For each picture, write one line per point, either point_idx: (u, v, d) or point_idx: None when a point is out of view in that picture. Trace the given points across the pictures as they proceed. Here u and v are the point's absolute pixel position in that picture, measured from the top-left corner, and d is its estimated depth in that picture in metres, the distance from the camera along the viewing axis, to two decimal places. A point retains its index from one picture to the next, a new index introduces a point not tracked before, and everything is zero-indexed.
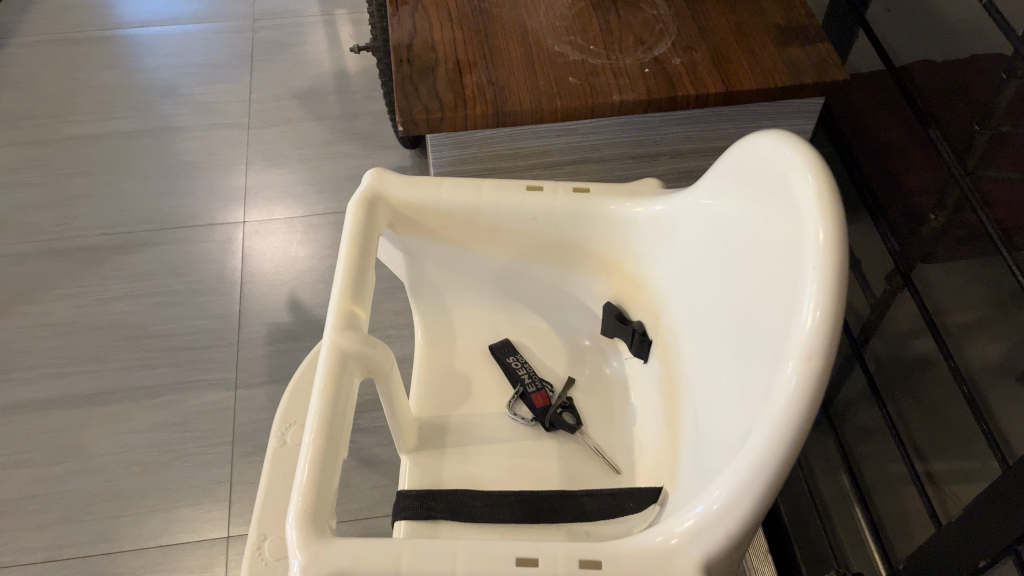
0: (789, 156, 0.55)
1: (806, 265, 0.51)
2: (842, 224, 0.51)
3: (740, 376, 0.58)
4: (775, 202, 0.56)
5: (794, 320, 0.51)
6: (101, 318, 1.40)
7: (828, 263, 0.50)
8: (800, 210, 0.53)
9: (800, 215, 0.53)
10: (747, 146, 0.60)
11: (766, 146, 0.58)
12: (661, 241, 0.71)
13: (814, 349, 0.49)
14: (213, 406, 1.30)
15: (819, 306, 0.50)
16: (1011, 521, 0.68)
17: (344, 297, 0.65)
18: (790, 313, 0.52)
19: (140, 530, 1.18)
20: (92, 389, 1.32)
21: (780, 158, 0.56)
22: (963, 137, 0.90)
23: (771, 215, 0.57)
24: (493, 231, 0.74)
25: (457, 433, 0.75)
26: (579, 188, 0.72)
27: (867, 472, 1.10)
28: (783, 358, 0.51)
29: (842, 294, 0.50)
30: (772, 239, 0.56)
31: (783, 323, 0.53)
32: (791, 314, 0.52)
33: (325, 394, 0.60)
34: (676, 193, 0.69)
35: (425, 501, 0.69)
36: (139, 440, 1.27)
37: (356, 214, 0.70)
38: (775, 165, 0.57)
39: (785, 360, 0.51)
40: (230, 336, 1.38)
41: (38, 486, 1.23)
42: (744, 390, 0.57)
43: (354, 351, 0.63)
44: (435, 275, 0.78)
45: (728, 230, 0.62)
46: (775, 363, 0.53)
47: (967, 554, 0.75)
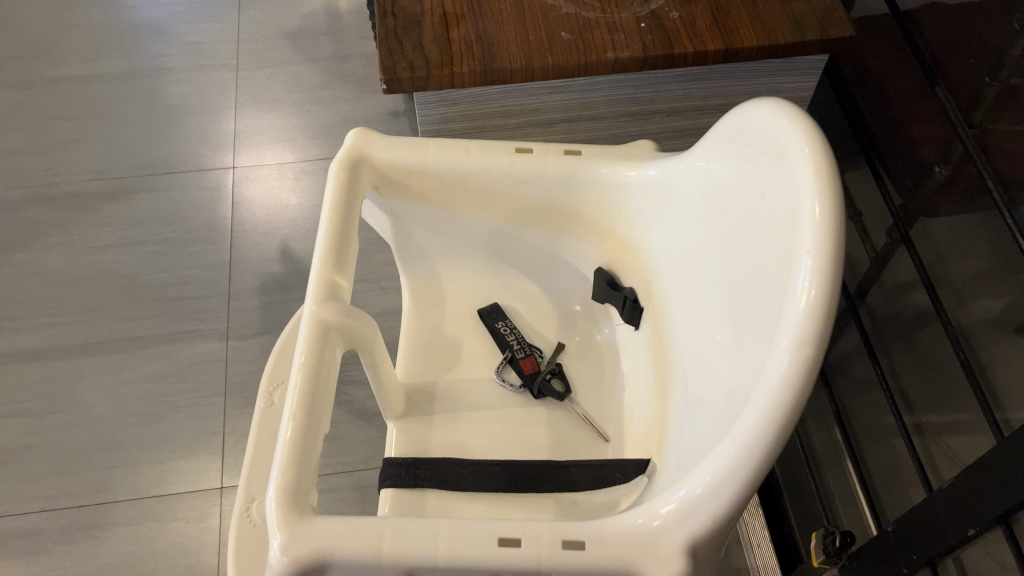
0: (789, 130, 0.53)
1: (800, 246, 0.49)
2: (838, 203, 0.49)
3: (731, 355, 0.56)
4: (772, 177, 0.54)
5: (786, 302, 0.49)
6: (91, 267, 1.38)
7: (824, 243, 0.48)
8: (796, 188, 0.51)
9: (796, 192, 0.51)
10: (746, 118, 0.57)
11: (767, 120, 0.55)
12: (656, 207, 0.68)
13: (806, 332, 0.47)
14: (206, 356, 1.29)
15: (812, 289, 0.48)
16: (1002, 493, 0.67)
17: (326, 266, 0.63)
18: (783, 293, 0.50)
19: (136, 481, 1.20)
20: (83, 340, 1.31)
21: (779, 132, 0.54)
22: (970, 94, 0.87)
23: (766, 191, 0.54)
24: (482, 195, 0.71)
25: (446, 398, 0.74)
26: (571, 151, 0.70)
27: (857, 423, 1.10)
28: (776, 340, 0.49)
29: (838, 274, 0.48)
30: (767, 216, 0.54)
31: (777, 303, 0.51)
32: (784, 295, 0.50)
33: (305, 369, 0.59)
34: (672, 157, 0.66)
35: (411, 470, 0.69)
36: (131, 391, 1.27)
37: (339, 177, 0.67)
38: (774, 140, 0.54)
39: (776, 343, 0.49)
40: (221, 286, 1.36)
41: (33, 436, 1.23)
42: (735, 367, 0.55)
43: (336, 322, 0.61)
44: (424, 239, 0.76)
45: (723, 202, 0.60)
46: (767, 344, 0.51)
47: (959, 523, 0.74)
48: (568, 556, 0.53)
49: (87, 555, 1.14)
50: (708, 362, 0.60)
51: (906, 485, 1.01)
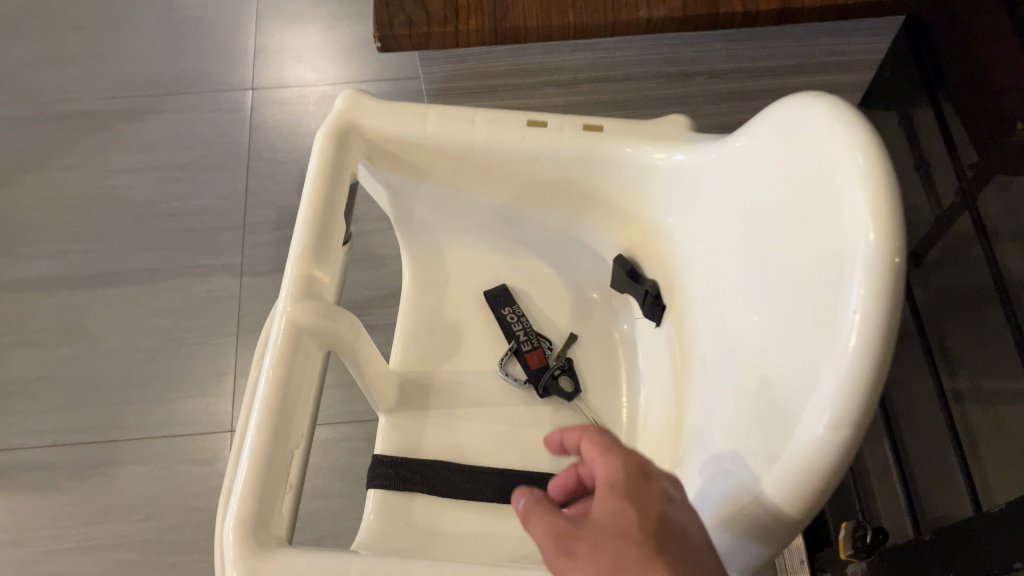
0: (851, 148, 0.44)
1: (847, 300, 0.41)
2: (900, 247, 0.40)
3: (750, 394, 0.49)
4: (820, 199, 0.45)
5: (823, 363, 0.41)
6: (103, 193, 1.33)
7: (878, 299, 0.40)
8: (849, 223, 0.42)
9: (849, 229, 0.42)
10: (799, 120, 0.48)
11: (825, 128, 0.46)
12: (682, 198, 0.59)
13: (845, 403, 0.40)
14: (219, 293, 1.25)
15: (858, 352, 0.40)
16: None
17: (304, 256, 0.56)
18: (823, 340, 0.42)
19: (145, 419, 1.17)
20: (94, 270, 1.27)
21: (839, 147, 0.44)
22: None
23: (811, 215, 0.46)
24: (488, 171, 0.63)
25: (443, 391, 0.67)
26: (590, 125, 0.60)
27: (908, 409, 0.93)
28: (812, 397, 0.42)
29: (891, 336, 0.40)
30: (808, 244, 0.45)
31: (813, 350, 0.43)
32: (824, 343, 0.42)
33: (275, 378, 0.52)
34: (705, 143, 0.57)
35: (402, 473, 0.64)
36: (143, 326, 1.23)
37: (325, 149, 0.59)
38: (830, 157, 0.45)
39: (808, 407, 0.42)
40: (236, 219, 1.30)
41: (44, 368, 1.21)
42: (756, 411, 0.48)
43: (311, 325, 0.54)
44: (425, 214, 0.68)
45: (758, 211, 0.51)
46: (797, 396, 0.43)
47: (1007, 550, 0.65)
48: None
49: (96, 493, 1.13)
50: (725, 391, 0.53)
51: (948, 465, 0.85)
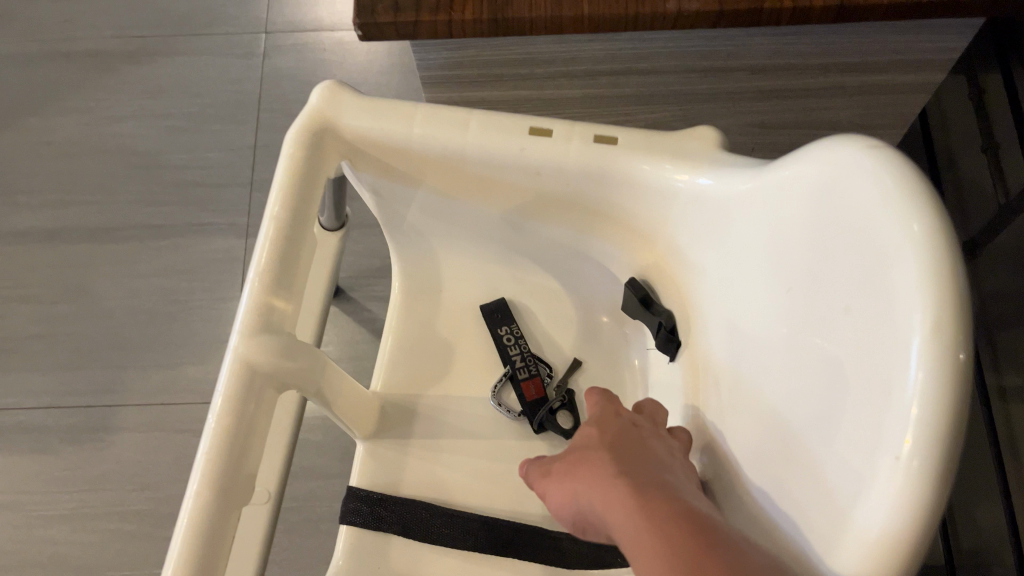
0: (905, 213, 0.35)
1: (895, 391, 0.32)
2: (965, 353, 0.31)
3: (777, 490, 0.41)
4: (866, 276, 0.36)
5: (860, 494, 0.33)
6: (107, 141, 1.26)
7: (935, 425, 0.31)
8: (899, 321, 0.33)
9: (898, 322, 0.33)
10: (852, 169, 0.38)
11: (882, 187, 0.36)
12: (705, 228, 0.50)
13: (892, 546, 0.32)
14: (224, 254, 1.19)
15: (906, 492, 0.31)
16: None
17: (263, 284, 0.49)
18: (868, 442, 0.34)
19: (144, 385, 1.13)
20: (96, 223, 1.22)
21: (896, 216, 0.35)
22: None
23: (853, 293, 0.37)
24: (483, 181, 0.55)
25: (430, 419, 0.61)
26: (603, 137, 0.51)
27: None
28: (856, 512, 0.33)
29: (950, 469, 0.31)
30: (847, 330, 0.37)
31: (855, 453, 0.34)
32: (870, 445, 0.33)
33: (221, 430, 0.46)
34: (735, 170, 0.48)
35: (378, 511, 0.57)
36: (144, 286, 1.18)
37: (293, 155, 0.52)
38: (882, 224, 0.35)
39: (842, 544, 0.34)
40: (243, 175, 1.23)
41: (42, 326, 1.16)
42: (787, 512, 0.39)
43: (267, 366, 0.47)
44: (416, 220, 0.60)
45: (791, 266, 0.42)
46: (837, 508, 0.35)
47: None
48: None
49: (92, 460, 1.10)
50: (749, 473, 0.45)
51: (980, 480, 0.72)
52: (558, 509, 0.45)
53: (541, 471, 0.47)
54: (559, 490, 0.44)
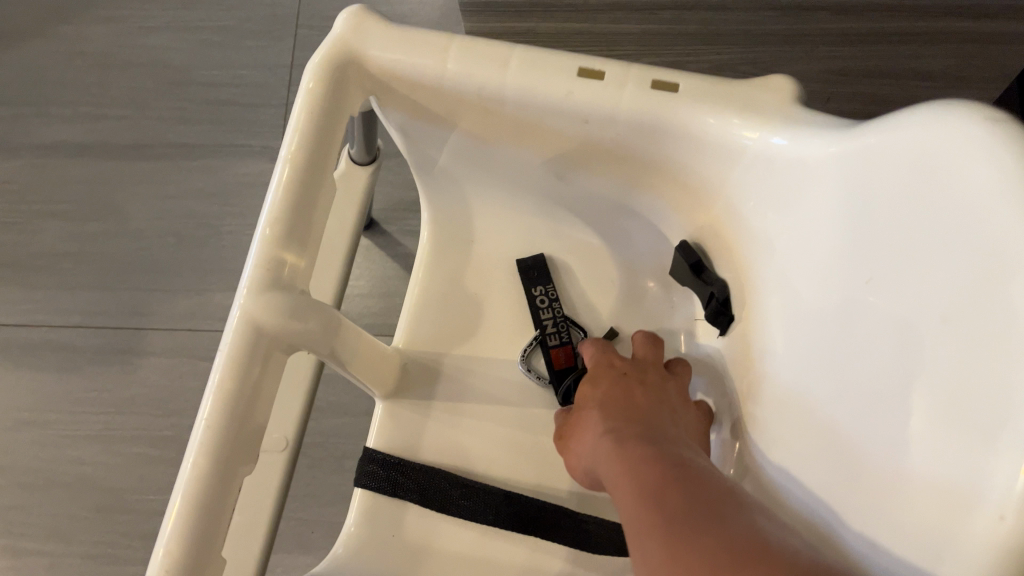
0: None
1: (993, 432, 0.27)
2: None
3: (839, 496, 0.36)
4: (970, 282, 0.30)
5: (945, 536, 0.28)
6: (141, 53, 1.22)
7: None
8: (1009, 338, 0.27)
9: (1006, 346, 0.27)
10: (958, 144, 0.32)
11: (999, 169, 0.30)
12: (771, 194, 0.44)
13: None
14: (256, 178, 1.15)
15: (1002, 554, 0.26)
16: None
17: (272, 236, 0.44)
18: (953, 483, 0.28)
19: (173, 310, 1.11)
20: (128, 139, 1.18)
21: (1016, 207, 0.29)
22: None
23: (950, 294, 0.31)
24: (525, 127, 0.49)
25: (454, 380, 0.57)
26: (662, 83, 0.45)
27: None
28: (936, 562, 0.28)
29: None
30: (936, 336, 0.31)
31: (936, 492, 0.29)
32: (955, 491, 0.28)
33: (222, 391, 0.42)
34: (815, 130, 0.41)
35: (393, 476, 0.54)
36: (174, 208, 1.15)
37: (313, 90, 0.46)
38: (995, 215, 0.29)
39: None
40: (279, 96, 1.18)
41: (72, 243, 1.14)
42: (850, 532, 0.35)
43: (274, 326, 0.43)
44: (449, 164, 0.55)
45: (874, 251, 0.36)
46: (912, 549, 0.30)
47: None
48: None
49: (119, 382, 1.09)
50: (805, 472, 0.40)
51: None
52: (572, 464, 0.49)
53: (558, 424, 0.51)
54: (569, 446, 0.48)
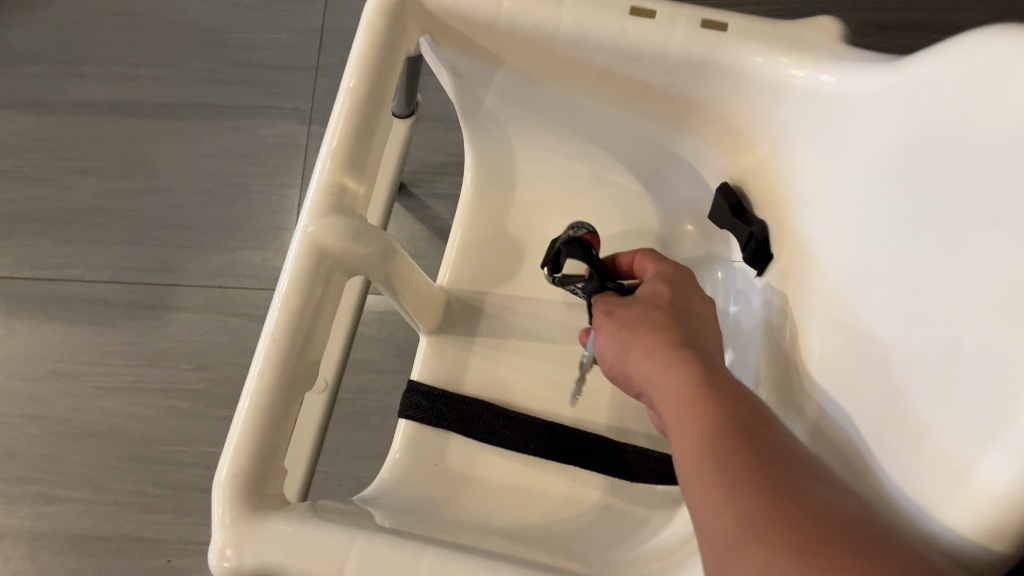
0: None
1: None
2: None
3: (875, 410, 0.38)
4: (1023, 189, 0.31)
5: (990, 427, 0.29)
6: (174, 15, 1.24)
7: None
8: None
9: None
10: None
11: None
12: (816, 130, 0.46)
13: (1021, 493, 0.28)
14: (286, 139, 1.17)
15: None
16: None
17: (334, 162, 0.46)
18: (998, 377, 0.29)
19: (203, 267, 1.13)
20: (160, 99, 1.20)
21: None
22: None
23: (999, 201, 0.32)
24: (576, 66, 0.50)
25: (496, 317, 0.59)
26: (711, 22, 0.47)
27: None
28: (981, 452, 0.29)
29: None
30: (983, 239, 0.32)
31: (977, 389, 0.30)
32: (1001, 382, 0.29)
33: (286, 310, 0.44)
34: (866, 66, 0.43)
35: (437, 407, 0.56)
36: (205, 167, 1.17)
37: (373, 23, 0.48)
38: None
39: (959, 500, 0.30)
40: (309, 59, 1.20)
41: (104, 200, 1.16)
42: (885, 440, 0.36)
43: (336, 248, 0.45)
44: (495, 105, 0.57)
45: (921, 171, 0.38)
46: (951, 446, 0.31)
47: None
48: None
49: (149, 336, 1.11)
50: (840, 392, 0.41)
51: None
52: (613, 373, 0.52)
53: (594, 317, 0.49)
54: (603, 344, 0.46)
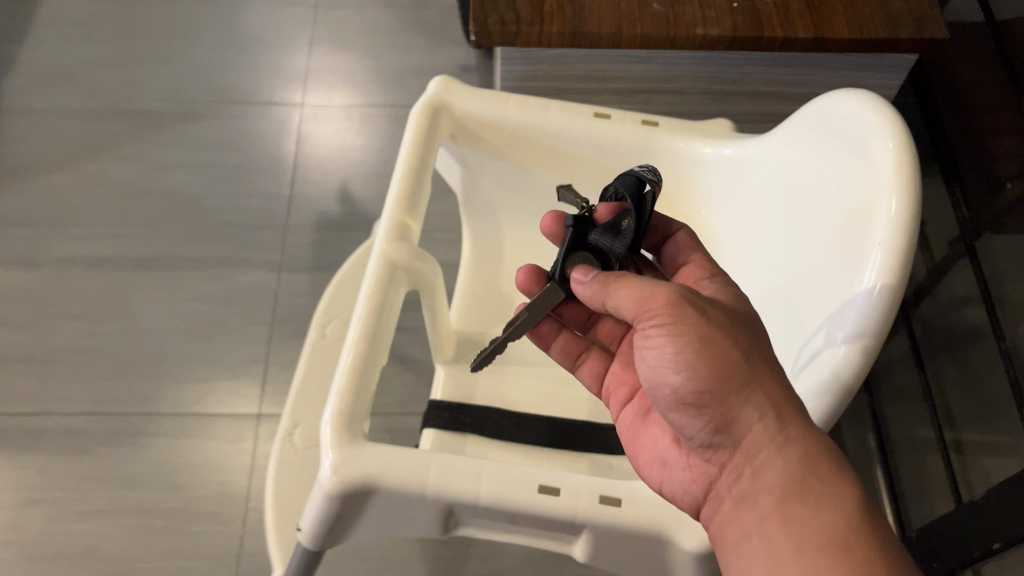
0: (862, 102, 0.54)
1: (876, 199, 0.50)
2: (916, 216, 0.49)
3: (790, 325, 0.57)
4: (845, 152, 0.54)
5: (857, 265, 0.50)
6: (156, 186, 1.42)
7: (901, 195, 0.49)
8: (872, 155, 0.52)
9: (872, 159, 0.52)
10: (833, 98, 0.57)
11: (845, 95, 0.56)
12: (723, 187, 0.69)
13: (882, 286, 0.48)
14: (258, 285, 1.33)
15: (888, 249, 0.48)
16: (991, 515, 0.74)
17: (398, 207, 0.65)
18: (858, 238, 0.51)
19: (179, 397, 1.24)
20: (142, 254, 1.35)
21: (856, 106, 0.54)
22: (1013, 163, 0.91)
23: (835, 165, 0.55)
24: (557, 155, 0.72)
25: (495, 350, 0.76)
26: (648, 121, 0.71)
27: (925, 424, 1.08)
28: (855, 277, 0.50)
29: (912, 223, 0.49)
30: (834, 186, 0.55)
31: (850, 254, 0.51)
32: (860, 238, 0.50)
33: (371, 302, 0.61)
34: (742, 139, 0.67)
35: (455, 414, 0.71)
36: (183, 309, 1.31)
37: (419, 120, 0.69)
38: (848, 115, 0.55)
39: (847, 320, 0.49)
40: (279, 220, 1.40)
41: (85, 340, 1.27)
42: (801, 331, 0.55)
43: (403, 262, 0.63)
44: (491, 192, 0.78)
45: (786, 181, 0.61)
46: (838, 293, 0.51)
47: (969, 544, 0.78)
48: (605, 511, 0.54)
49: (126, 461, 1.18)
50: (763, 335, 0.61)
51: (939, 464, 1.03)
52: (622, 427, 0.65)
53: (629, 301, 0.49)
54: (667, 365, 0.49)
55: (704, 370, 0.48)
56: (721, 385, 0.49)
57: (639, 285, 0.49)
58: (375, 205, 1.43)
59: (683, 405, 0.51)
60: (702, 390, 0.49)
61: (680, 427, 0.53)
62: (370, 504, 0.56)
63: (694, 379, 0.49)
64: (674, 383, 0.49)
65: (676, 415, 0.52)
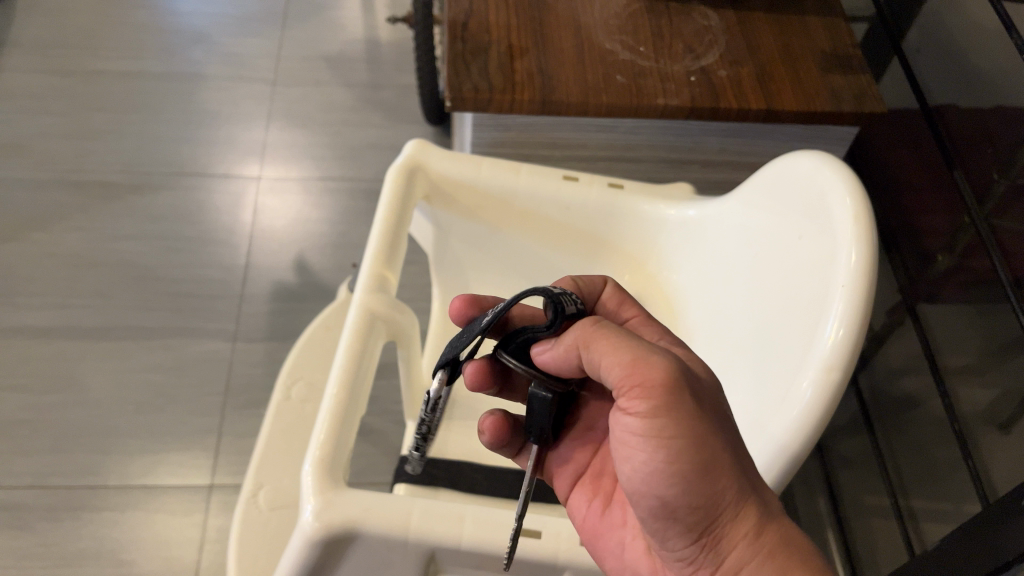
0: (819, 162, 0.58)
1: (838, 248, 0.53)
2: (875, 264, 0.52)
3: (758, 375, 0.59)
4: (805, 208, 0.58)
5: (823, 309, 0.52)
6: (108, 256, 1.41)
7: (861, 245, 0.52)
8: (830, 210, 0.55)
9: (832, 213, 0.55)
10: (790, 159, 0.61)
11: (800, 157, 0.60)
12: (687, 245, 0.72)
13: (846, 328, 0.51)
14: (211, 354, 1.32)
15: (851, 292, 0.51)
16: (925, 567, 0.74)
17: (378, 260, 0.67)
18: (824, 286, 0.53)
19: (125, 468, 1.19)
20: (91, 324, 1.33)
21: (811, 167, 0.58)
22: (944, 234, 0.97)
23: (797, 221, 0.59)
24: (526, 217, 0.76)
25: (464, 407, 0.77)
26: (613, 184, 0.75)
27: (867, 494, 1.10)
28: (821, 322, 0.52)
29: (872, 271, 0.52)
30: (799, 241, 0.58)
31: (815, 300, 0.54)
32: (824, 286, 0.53)
33: (351, 352, 0.62)
34: (708, 201, 0.71)
35: (428, 469, 0.71)
36: (133, 379, 1.28)
37: (397, 179, 0.71)
38: (806, 175, 0.59)
39: (813, 362, 0.51)
40: (234, 290, 1.39)
41: (29, 411, 1.23)
42: (770, 380, 0.57)
43: (383, 312, 0.64)
44: (461, 252, 0.80)
45: (752, 240, 0.64)
46: (806, 337, 0.53)
47: None
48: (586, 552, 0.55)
49: (68, 536, 1.13)
50: (734, 385, 0.62)
51: (885, 526, 1.05)
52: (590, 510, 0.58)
53: (614, 360, 0.46)
54: (659, 461, 0.46)
55: (694, 473, 0.46)
56: (709, 497, 0.46)
57: (627, 349, 0.46)
58: (331, 275, 1.44)
59: (666, 516, 0.48)
60: (694, 496, 0.46)
61: (662, 535, 0.49)
62: (351, 553, 0.56)
63: (688, 485, 0.46)
64: (661, 496, 0.47)
65: (660, 525, 0.49)
